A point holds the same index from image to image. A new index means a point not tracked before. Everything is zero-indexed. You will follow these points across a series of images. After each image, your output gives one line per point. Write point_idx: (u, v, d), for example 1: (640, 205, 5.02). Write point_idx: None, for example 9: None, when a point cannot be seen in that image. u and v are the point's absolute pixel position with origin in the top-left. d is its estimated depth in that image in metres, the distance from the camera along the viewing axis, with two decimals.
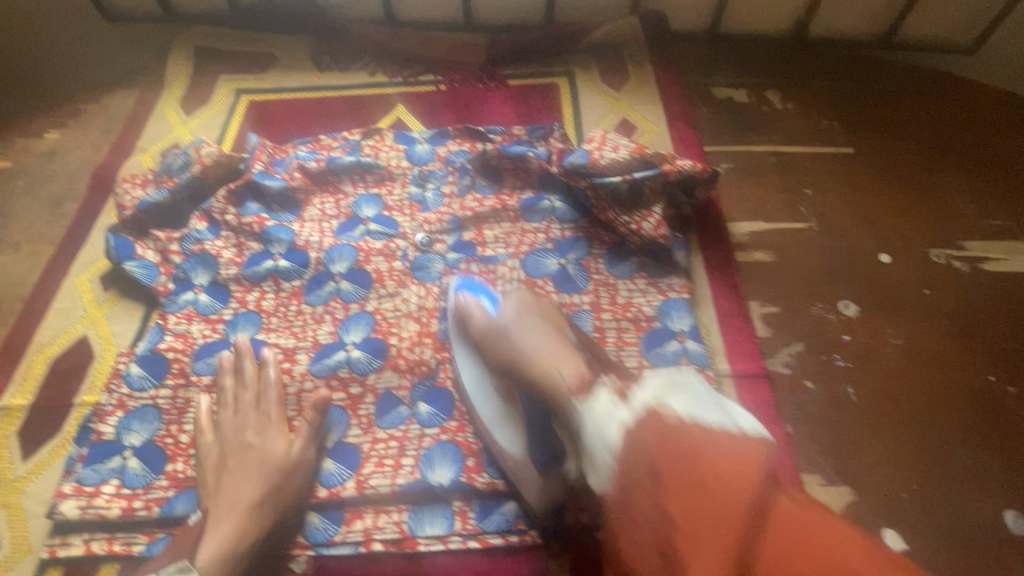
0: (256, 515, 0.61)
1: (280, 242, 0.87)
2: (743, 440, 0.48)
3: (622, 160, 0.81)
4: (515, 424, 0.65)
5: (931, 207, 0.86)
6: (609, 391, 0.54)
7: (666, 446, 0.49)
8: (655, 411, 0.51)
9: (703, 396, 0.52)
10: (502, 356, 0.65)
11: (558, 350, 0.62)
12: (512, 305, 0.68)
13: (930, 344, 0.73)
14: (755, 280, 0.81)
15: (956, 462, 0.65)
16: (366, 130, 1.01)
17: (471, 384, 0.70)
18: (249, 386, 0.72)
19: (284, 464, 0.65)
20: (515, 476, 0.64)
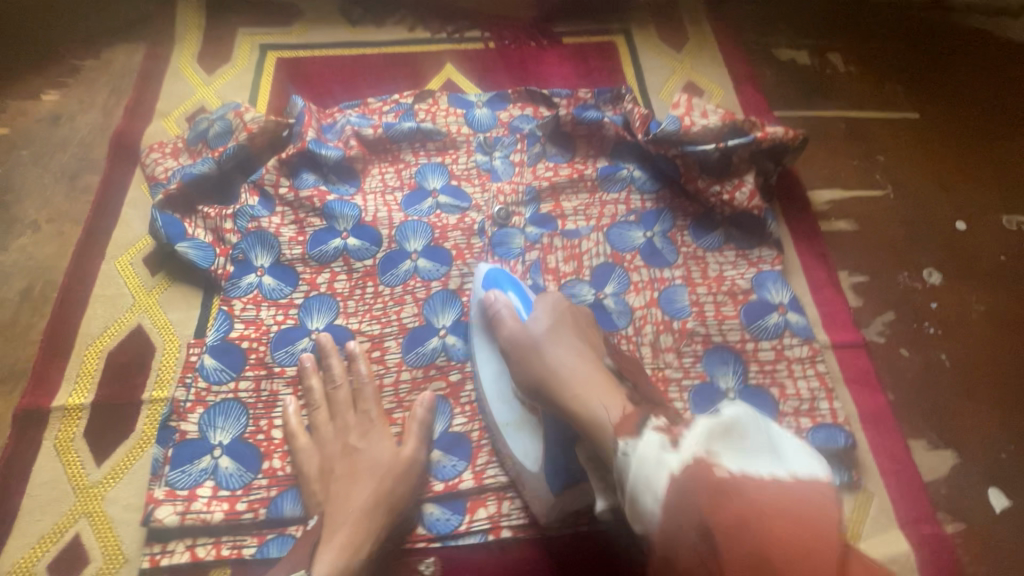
0: (368, 522, 0.59)
1: (346, 218, 0.80)
2: (801, 488, 0.41)
3: (713, 127, 0.79)
4: (535, 437, 0.63)
5: (1000, 174, 0.87)
6: (656, 431, 0.49)
7: (720, 504, 0.42)
8: (705, 458, 0.44)
9: (756, 439, 0.45)
10: (533, 371, 0.61)
11: (591, 376, 0.58)
12: (546, 320, 0.63)
13: (1013, 310, 0.76)
14: (841, 250, 0.81)
15: None
16: (418, 92, 0.94)
17: (489, 386, 0.66)
18: (340, 384, 0.68)
19: (394, 466, 0.62)
20: (529, 491, 0.62)
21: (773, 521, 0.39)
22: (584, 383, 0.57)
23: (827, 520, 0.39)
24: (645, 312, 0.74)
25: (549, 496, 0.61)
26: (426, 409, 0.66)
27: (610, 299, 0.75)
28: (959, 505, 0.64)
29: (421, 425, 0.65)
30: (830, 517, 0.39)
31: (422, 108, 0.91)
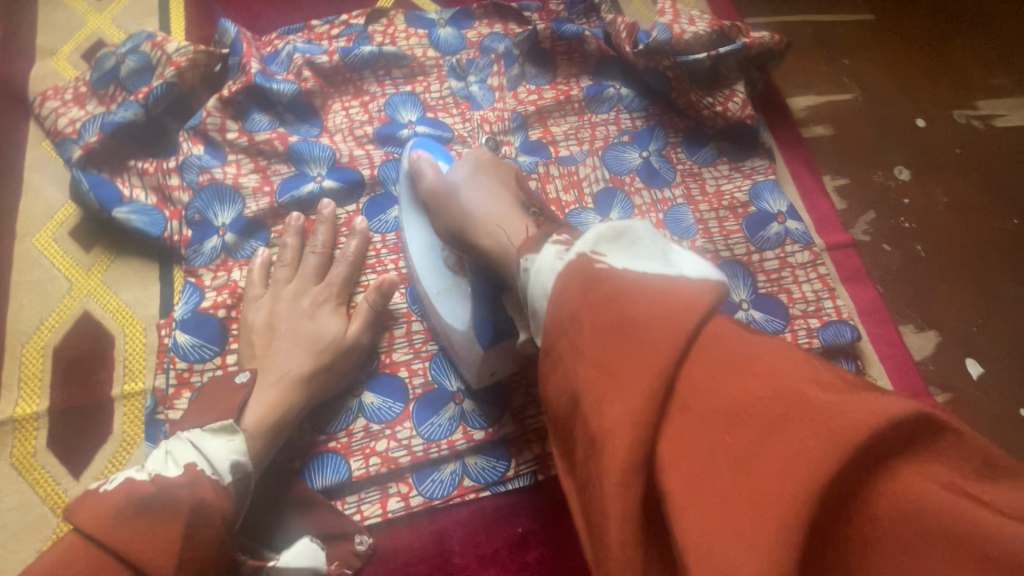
0: (292, 390, 0.57)
1: (316, 162, 0.70)
2: (685, 288, 0.35)
3: (703, 35, 0.75)
4: (460, 295, 0.59)
5: (947, 71, 0.92)
6: (555, 243, 0.42)
7: (593, 293, 0.36)
8: (586, 255, 0.38)
9: (648, 245, 0.39)
10: (449, 218, 0.56)
11: (502, 209, 0.52)
12: (465, 168, 0.58)
13: (969, 198, 0.83)
14: (822, 154, 0.83)
15: (1006, 294, 0.77)
16: (369, 11, 0.82)
17: (420, 260, 0.62)
18: (290, 266, 0.64)
19: (339, 340, 0.59)
20: (456, 352, 0.59)
21: (634, 309, 0.34)
22: (496, 216, 0.51)
23: (692, 308, 0.33)
24: None
25: (478, 350, 0.57)
26: (353, 263, 0.65)
27: None
28: (943, 377, 0.71)
29: (371, 308, 0.61)
30: (699, 303, 0.33)
31: (378, 30, 0.80)
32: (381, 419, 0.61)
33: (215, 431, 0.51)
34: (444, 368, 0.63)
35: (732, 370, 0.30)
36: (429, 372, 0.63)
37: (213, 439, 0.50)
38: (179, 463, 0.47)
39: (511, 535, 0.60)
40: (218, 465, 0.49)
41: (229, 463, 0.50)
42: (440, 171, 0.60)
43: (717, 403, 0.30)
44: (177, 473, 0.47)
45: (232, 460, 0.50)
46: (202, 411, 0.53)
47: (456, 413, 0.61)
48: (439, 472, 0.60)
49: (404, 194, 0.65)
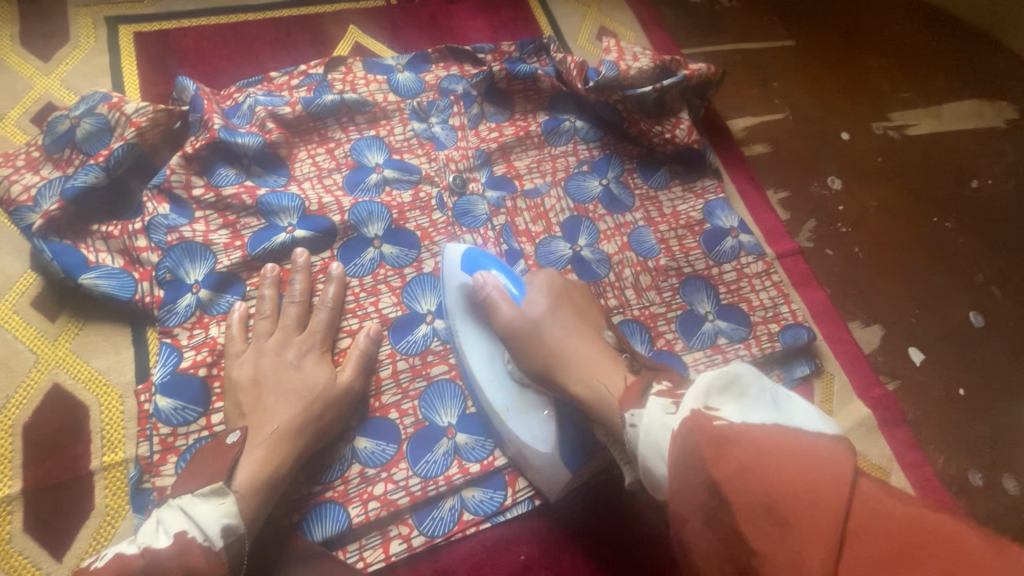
0: (282, 445, 0.55)
1: (287, 212, 0.71)
2: (805, 435, 0.40)
3: (647, 70, 0.81)
4: (537, 413, 0.62)
5: (863, 88, 1.02)
6: (659, 396, 0.48)
7: (721, 453, 0.39)
8: (701, 410, 0.43)
9: (758, 395, 0.44)
10: (539, 354, 0.60)
11: (597, 355, 0.57)
12: (542, 301, 0.62)
13: (894, 202, 0.92)
14: (763, 171, 0.90)
15: (935, 285, 0.85)
16: (327, 60, 0.84)
17: (481, 371, 0.64)
18: (270, 317, 0.64)
19: (329, 390, 0.59)
20: (535, 471, 0.62)
21: (778, 467, 0.37)
22: (588, 367, 0.56)
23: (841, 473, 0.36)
24: (621, 257, 0.77)
25: (566, 474, 0.62)
26: (334, 311, 0.66)
27: (587, 250, 0.77)
28: (892, 366, 0.78)
29: (363, 355, 0.63)
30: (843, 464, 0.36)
31: (337, 78, 0.82)
32: (376, 462, 0.61)
33: (206, 494, 0.50)
34: (434, 405, 0.65)
35: (896, 542, 0.33)
36: (419, 410, 0.64)
37: (202, 505, 0.50)
38: (169, 533, 0.48)
39: (513, 563, 0.62)
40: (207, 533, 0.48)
41: (221, 527, 0.49)
42: (514, 302, 0.63)
43: (873, 557, 0.33)
44: (167, 544, 0.47)
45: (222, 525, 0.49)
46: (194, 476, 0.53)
47: (450, 448, 0.63)
48: (438, 509, 0.61)
49: (451, 302, 0.66)
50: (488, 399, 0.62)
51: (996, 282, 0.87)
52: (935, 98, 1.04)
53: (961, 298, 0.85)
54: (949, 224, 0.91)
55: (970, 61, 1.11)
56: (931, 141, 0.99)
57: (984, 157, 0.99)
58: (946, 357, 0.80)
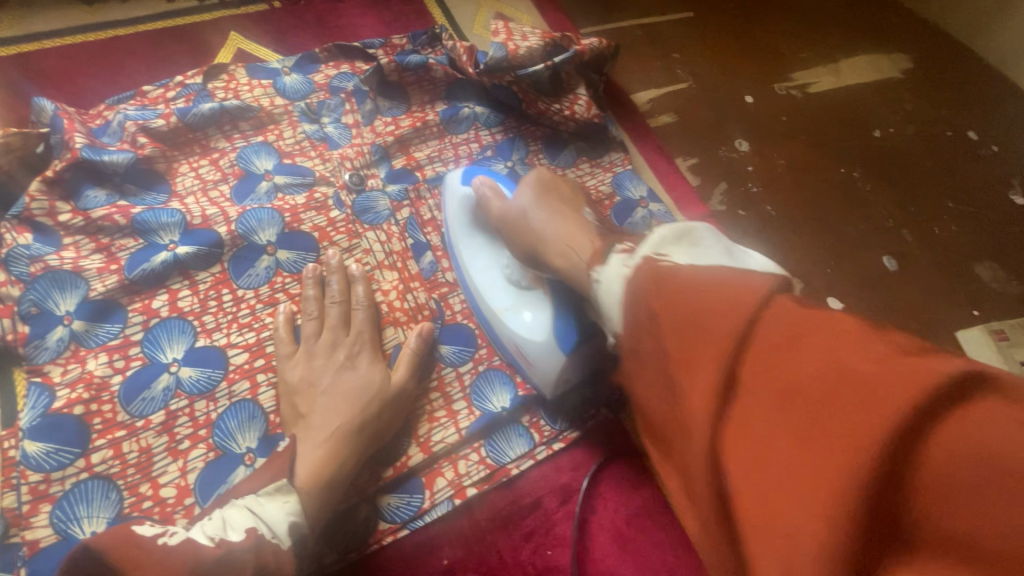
0: (343, 442, 0.54)
1: (167, 228, 0.66)
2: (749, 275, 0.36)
3: (538, 48, 0.79)
4: (534, 307, 0.62)
5: (763, 52, 1.04)
6: (622, 252, 0.43)
7: (673, 300, 0.36)
8: (649, 259, 0.40)
9: (711, 243, 0.41)
10: (525, 240, 0.59)
11: (572, 228, 0.54)
12: (530, 189, 0.61)
13: (803, 157, 0.92)
14: (671, 139, 0.90)
15: (849, 234, 0.86)
16: (206, 69, 0.79)
17: (483, 278, 0.65)
18: (316, 318, 0.62)
19: (384, 390, 0.58)
20: (528, 364, 0.62)
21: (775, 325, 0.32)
22: (562, 237, 0.54)
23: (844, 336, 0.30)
24: None
25: (557, 359, 0.59)
26: (370, 305, 0.64)
27: None
28: None
29: (414, 354, 0.61)
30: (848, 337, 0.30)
31: (219, 87, 0.78)
32: None
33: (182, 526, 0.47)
34: None
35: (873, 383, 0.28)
36: None
37: (269, 503, 0.49)
38: (239, 528, 0.46)
39: (436, 569, 0.57)
40: (275, 532, 0.47)
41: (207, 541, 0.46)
42: (505, 198, 0.65)
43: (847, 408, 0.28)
44: (239, 539, 0.45)
45: (292, 522, 0.48)
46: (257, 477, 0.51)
47: None
48: (352, 521, 0.56)
49: (452, 220, 0.69)
50: (487, 302, 0.64)
51: (905, 226, 0.89)
52: (832, 56, 1.07)
53: (874, 245, 0.86)
54: (856, 173, 0.93)
55: (863, 19, 1.14)
56: (832, 97, 1.01)
57: (884, 108, 1.02)
58: (863, 303, 0.81)
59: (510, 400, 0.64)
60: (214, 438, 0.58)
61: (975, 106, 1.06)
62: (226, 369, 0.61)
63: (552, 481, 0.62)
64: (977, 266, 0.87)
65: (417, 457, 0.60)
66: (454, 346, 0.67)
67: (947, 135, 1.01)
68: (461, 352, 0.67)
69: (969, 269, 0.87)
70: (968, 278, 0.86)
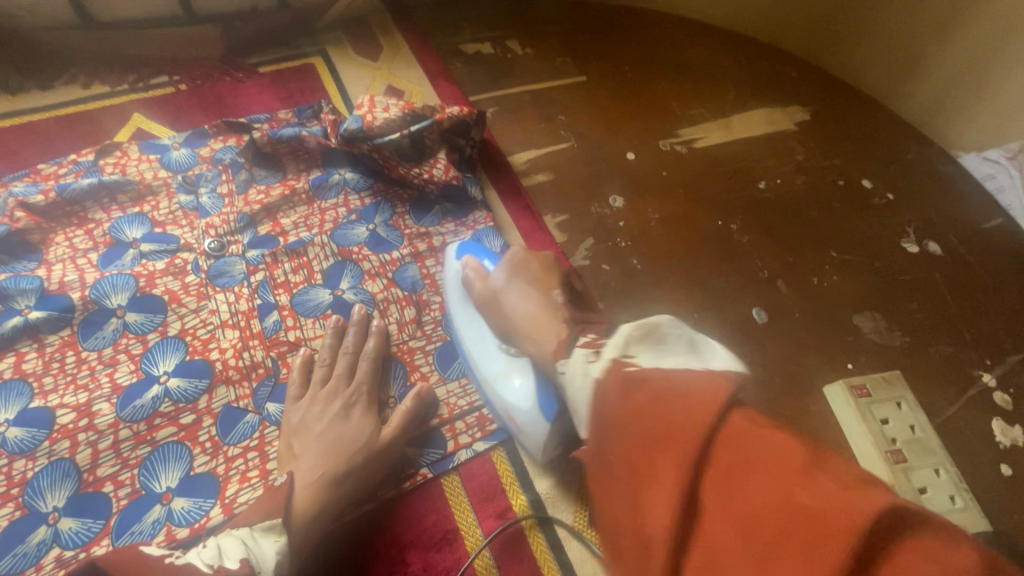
0: (329, 489, 0.58)
1: (25, 294, 0.71)
2: (708, 373, 0.38)
3: (395, 118, 0.84)
4: (522, 374, 0.64)
5: (653, 110, 1.08)
6: (584, 347, 0.49)
7: (629, 392, 0.39)
8: (616, 358, 0.43)
9: (675, 341, 0.44)
10: (504, 319, 0.63)
11: (541, 313, 0.59)
12: (504, 274, 0.66)
13: (678, 211, 0.94)
14: (543, 196, 0.93)
15: (718, 285, 0.86)
16: (100, 147, 0.87)
17: (477, 348, 0.69)
18: (327, 365, 0.69)
19: (371, 445, 0.62)
20: (521, 430, 0.64)
21: (678, 400, 0.36)
22: (536, 325, 0.58)
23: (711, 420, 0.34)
24: (385, 294, 0.78)
25: (545, 425, 0.61)
26: (374, 359, 0.70)
27: (349, 292, 0.78)
28: None
29: (406, 416, 0.65)
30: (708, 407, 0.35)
31: (109, 162, 0.85)
32: (75, 544, 0.57)
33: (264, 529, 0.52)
34: (154, 472, 0.62)
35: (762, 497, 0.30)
36: (138, 479, 0.62)
37: (263, 540, 0.51)
38: (234, 557, 0.48)
39: None
40: (263, 565, 0.49)
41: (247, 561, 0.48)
42: (486, 274, 0.69)
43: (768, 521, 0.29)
44: (234, 566, 0.47)
45: (280, 560, 0.50)
46: (254, 513, 0.55)
47: (161, 515, 0.60)
48: None
49: (451, 297, 0.74)
50: (480, 370, 0.68)
51: (780, 277, 0.88)
52: (724, 112, 1.10)
53: (746, 297, 0.85)
54: (734, 226, 0.93)
55: (763, 74, 1.17)
56: (719, 152, 1.03)
57: (774, 161, 1.03)
58: None
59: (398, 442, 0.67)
60: (24, 498, 0.59)
61: (872, 156, 1.06)
62: (52, 429, 0.63)
63: (356, 543, 0.61)
64: (856, 317, 0.85)
65: (215, 518, 0.60)
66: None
67: (839, 184, 1.01)
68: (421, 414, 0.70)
69: (847, 320, 0.84)
70: (845, 328, 0.83)
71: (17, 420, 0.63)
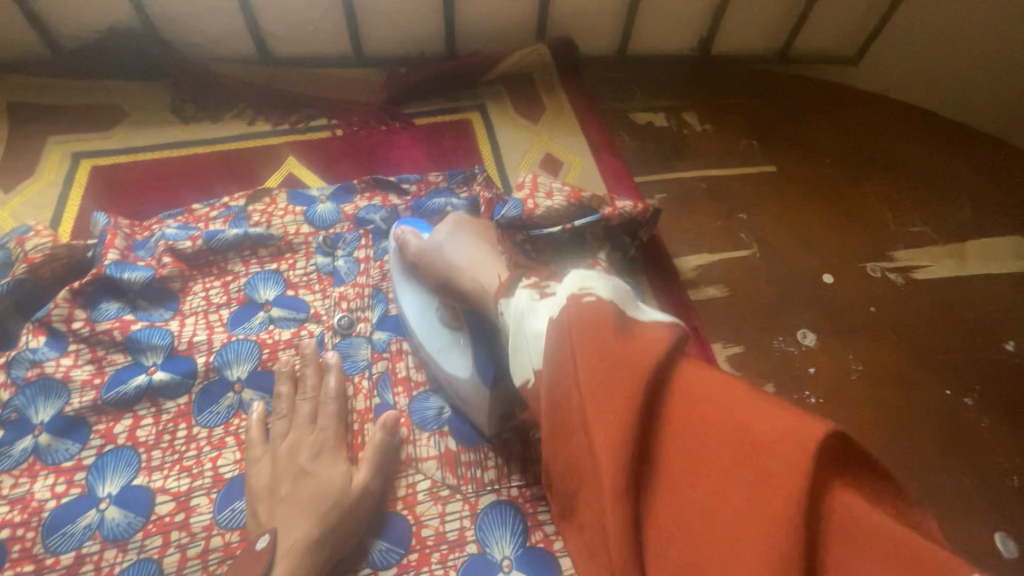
0: (310, 556, 0.52)
1: (154, 350, 0.68)
2: (653, 331, 0.40)
3: (558, 208, 0.72)
4: (460, 346, 0.64)
5: (858, 220, 0.88)
6: (528, 286, 0.47)
7: (588, 329, 0.39)
8: (575, 294, 0.42)
9: (621, 293, 0.43)
10: (443, 273, 0.61)
11: (485, 262, 0.59)
12: (445, 229, 0.65)
13: (888, 365, 0.73)
14: (713, 317, 0.77)
15: (942, 486, 0.65)
16: (252, 192, 0.84)
17: (416, 322, 0.66)
18: (285, 416, 0.61)
19: (345, 496, 0.56)
20: (467, 403, 0.63)
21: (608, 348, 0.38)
22: (477, 267, 0.58)
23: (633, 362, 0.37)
24: None
25: (484, 391, 0.61)
26: (340, 400, 0.63)
27: None
28: None
29: (377, 452, 0.59)
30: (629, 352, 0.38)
31: (257, 209, 0.81)
32: None
33: None
34: None
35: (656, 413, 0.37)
36: None
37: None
38: None
39: None
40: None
41: None
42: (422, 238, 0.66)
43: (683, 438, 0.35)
44: None
45: None
46: None
47: None
48: None
49: (393, 265, 0.71)
50: (421, 342, 0.66)
51: None
52: (956, 234, 0.87)
53: (983, 512, 0.63)
54: (968, 401, 0.71)
55: (1014, 190, 0.92)
56: (949, 288, 0.81)
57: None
58: None
59: (513, 551, 0.58)
60: None
61: None
62: (147, 518, 0.58)
63: None
64: None
65: None
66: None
67: None
68: None
69: None
70: None
71: (121, 497, 0.59)
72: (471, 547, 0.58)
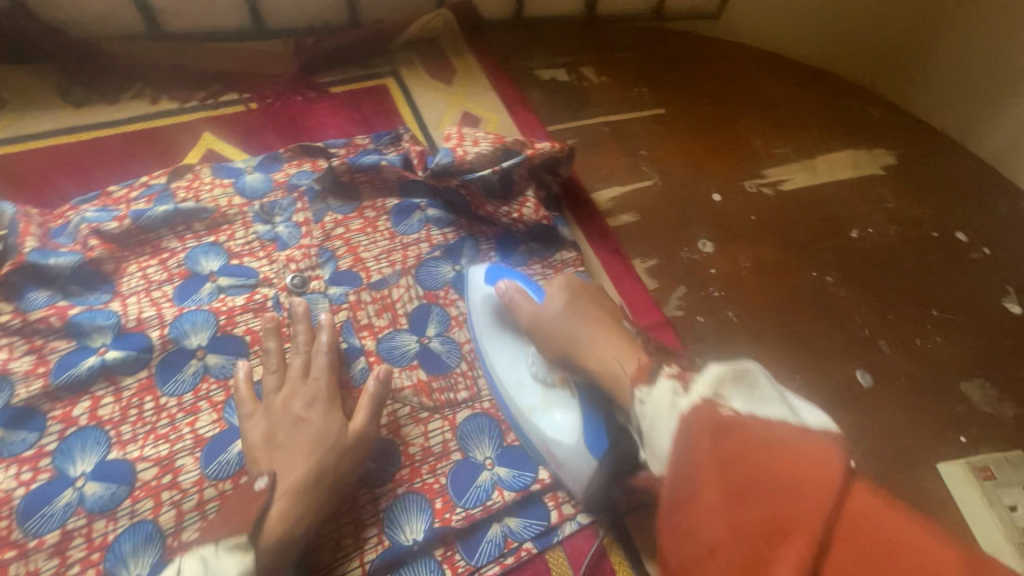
0: (309, 496, 0.55)
1: (101, 332, 0.66)
2: (809, 435, 0.41)
3: (486, 153, 0.80)
4: (564, 409, 0.63)
5: (734, 148, 1.04)
6: (669, 379, 0.51)
7: (724, 434, 0.43)
8: (708, 400, 0.46)
9: (768, 391, 0.45)
10: (561, 345, 0.63)
11: (616, 344, 0.61)
12: (563, 297, 0.66)
13: (769, 259, 0.90)
14: (630, 239, 0.89)
15: (816, 343, 0.82)
16: (172, 169, 0.82)
17: (511, 376, 0.66)
18: (277, 371, 0.64)
19: (342, 440, 0.59)
20: (565, 470, 0.62)
21: (766, 453, 0.41)
22: (602, 348, 0.61)
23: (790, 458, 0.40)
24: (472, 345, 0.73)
25: (591, 463, 0.59)
26: (331, 356, 0.65)
27: (436, 341, 0.73)
28: None
29: (373, 401, 0.62)
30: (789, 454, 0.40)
31: (181, 185, 0.80)
32: None
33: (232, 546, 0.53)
34: None
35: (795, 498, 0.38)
36: None
37: (226, 557, 0.52)
38: None
39: None
40: None
41: None
42: (532, 301, 0.67)
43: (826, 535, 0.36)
44: None
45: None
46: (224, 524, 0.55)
47: None
48: None
49: (477, 321, 0.70)
50: (514, 400, 0.65)
51: (882, 336, 0.83)
52: (808, 152, 1.06)
53: (847, 358, 0.81)
54: (829, 278, 0.89)
55: (846, 113, 1.14)
56: (808, 196, 0.99)
57: (864, 207, 0.99)
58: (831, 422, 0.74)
59: (493, 452, 0.66)
60: (104, 564, 0.55)
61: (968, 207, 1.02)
62: (132, 486, 0.58)
63: None
64: (965, 384, 0.80)
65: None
66: (513, 469, 0.65)
67: (933, 237, 0.96)
68: (520, 475, 0.65)
69: (954, 387, 0.80)
70: (953, 397, 0.79)
71: (97, 473, 0.59)
72: (456, 454, 0.65)
